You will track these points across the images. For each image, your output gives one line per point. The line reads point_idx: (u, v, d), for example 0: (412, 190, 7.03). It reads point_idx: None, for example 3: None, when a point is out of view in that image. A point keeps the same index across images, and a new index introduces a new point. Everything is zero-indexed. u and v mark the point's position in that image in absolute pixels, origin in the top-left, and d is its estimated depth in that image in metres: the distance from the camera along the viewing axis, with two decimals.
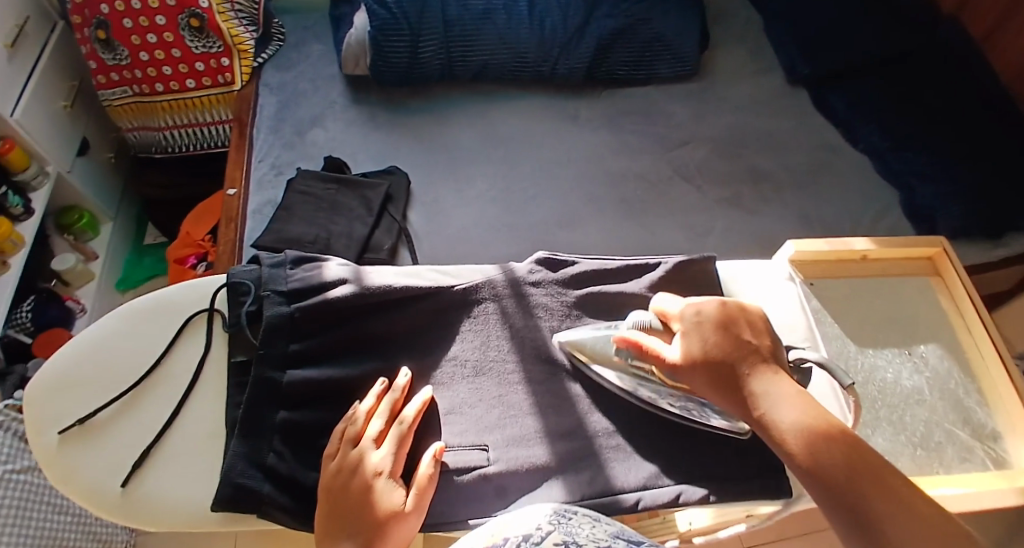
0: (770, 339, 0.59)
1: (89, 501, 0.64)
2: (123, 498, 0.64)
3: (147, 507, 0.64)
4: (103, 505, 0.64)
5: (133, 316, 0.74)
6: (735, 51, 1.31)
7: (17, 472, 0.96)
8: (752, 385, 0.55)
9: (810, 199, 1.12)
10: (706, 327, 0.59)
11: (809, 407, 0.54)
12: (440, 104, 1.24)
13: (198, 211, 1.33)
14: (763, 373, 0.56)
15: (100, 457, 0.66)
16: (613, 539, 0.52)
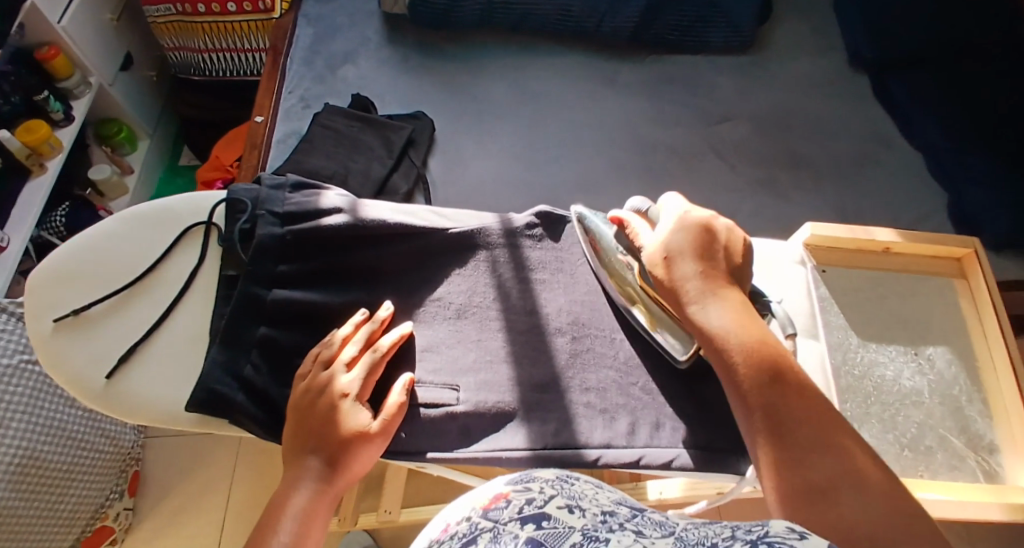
0: (739, 260, 0.59)
1: (75, 388, 0.66)
2: (107, 389, 0.66)
3: (128, 400, 0.66)
4: (87, 393, 0.66)
5: (135, 217, 0.75)
6: (795, 27, 1.24)
7: (33, 364, 1.00)
8: (697, 289, 0.56)
9: (849, 190, 1.06)
10: (687, 229, 0.59)
11: (751, 326, 0.55)
12: (477, 52, 1.21)
13: (230, 136, 1.34)
14: (713, 283, 0.57)
15: (90, 348, 0.68)
16: (616, 506, 0.47)
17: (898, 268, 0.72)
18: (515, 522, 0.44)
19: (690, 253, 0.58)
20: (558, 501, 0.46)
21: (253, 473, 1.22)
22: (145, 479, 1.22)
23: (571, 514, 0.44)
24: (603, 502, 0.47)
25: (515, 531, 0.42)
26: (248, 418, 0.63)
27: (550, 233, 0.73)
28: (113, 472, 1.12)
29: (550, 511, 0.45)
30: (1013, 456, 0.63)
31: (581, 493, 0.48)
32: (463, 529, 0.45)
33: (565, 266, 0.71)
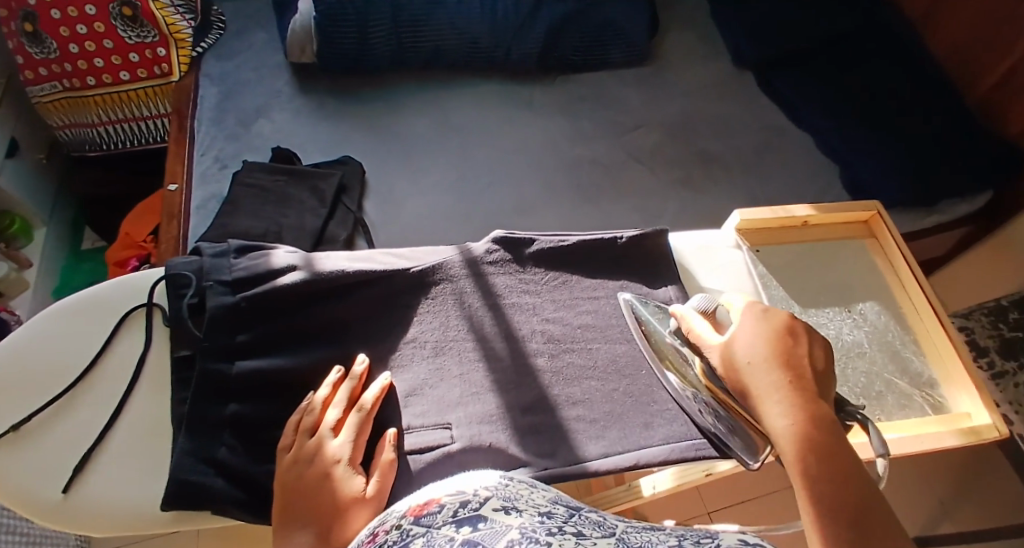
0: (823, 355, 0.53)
1: (28, 512, 0.57)
2: (65, 506, 0.58)
3: (90, 517, 0.58)
4: (42, 517, 0.57)
5: (67, 308, 0.66)
6: (683, 37, 1.35)
7: None
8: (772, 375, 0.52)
9: (755, 177, 1.16)
10: (761, 328, 0.53)
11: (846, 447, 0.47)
12: (392, 93, 1.25)
13: (138, 210, 1.27)
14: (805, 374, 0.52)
15: (33, 467, 0.59)
16: (553, 505, 0.56)
17: (819, 238, 0.80)
18: (448, 525, 0.49)
19: (767, 351, 0.51)
20: (493, 504, 0.52)
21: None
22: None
23: (506, 514, 0.51)
24: (538, 501, 0.56)
25: (452, 534, 0.48)
26: (230, 504, 0.57)
27: (512, 255, 0.75)
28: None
29: (485, 514, 0.50)
30: (951, 387, 0.72)
31: (516, 495, 0.56)
32: (397, 535, 0.50)
33: (532, 286, 0.73)
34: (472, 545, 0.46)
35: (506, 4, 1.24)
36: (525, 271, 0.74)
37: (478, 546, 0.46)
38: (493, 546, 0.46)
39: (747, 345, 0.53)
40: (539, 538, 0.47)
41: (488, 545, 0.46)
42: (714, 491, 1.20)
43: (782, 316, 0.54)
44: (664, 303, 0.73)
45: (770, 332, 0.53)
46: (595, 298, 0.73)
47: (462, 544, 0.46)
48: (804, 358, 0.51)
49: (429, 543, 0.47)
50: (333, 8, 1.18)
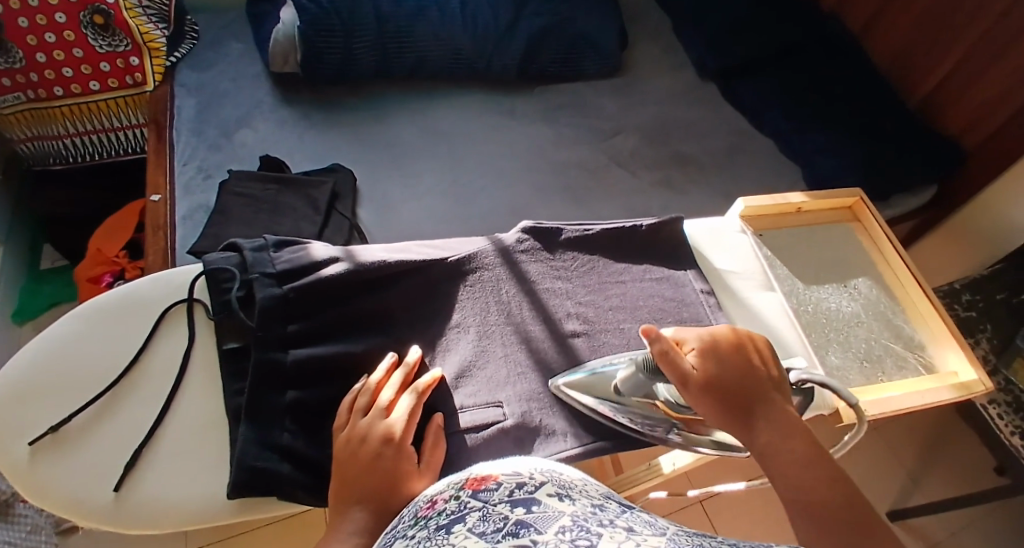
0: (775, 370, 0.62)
1: (79, 513, 0.57)
2: (118, 503, 0.58)
3: (146, 511, 0.58)
4: (94, 514, 0.57)
5: (100, 309, 0.67)
6: (651, 50, 1.42)
7: None
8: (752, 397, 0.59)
9: (729, 177, 1.23)
10: (721, 349, 0.61)
11: (807, 441, 0.56)
12: (376, 102, 1.25)
13: (109, 225, 1.22)
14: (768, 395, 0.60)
15: (82, 467, 0.59)
16: (606, 497, 0.49)
17: (811, 223, 0.87)
18: (504, 504, 0.43)
19: (733, 371, 0.60)
20: (548, 489, 0.47)
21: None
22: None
23: (562, 500, 0.44)
24: (592, 492, 0.49)
25: (506, 513, 0.42)
26: (298, 487, 0.59)
27: (541, 244, 0.78)
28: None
29: (539, 497, 0.44)
30: (938, 348, 0.79)
31: (571, 483, 0.49)
32: (451, 507, 0.44)
33: (563, 272, 0.77)
34: (526, 527, 0.40)
35: (486, 16, 1.27)
36: (554, 258, 0.78)
37: (532, 530, 0.40)
38: (545, 530, 0.39)
39: (715, 363, 0.60)
40: (591, 528, 0.40)
41: (541, 529, 0.40)
42: (705, 477, 1.23)
43: (728, 333, 0.63)
44: (684, 285, 0.78)
45: (727, 351, 0.61)
46: (622, 282, 0.77)
47: (514, 524, 0.40)
48: (758, 371, 0.61)
49: (482, 520, 0.41)
50: (316, 16, 1.17)
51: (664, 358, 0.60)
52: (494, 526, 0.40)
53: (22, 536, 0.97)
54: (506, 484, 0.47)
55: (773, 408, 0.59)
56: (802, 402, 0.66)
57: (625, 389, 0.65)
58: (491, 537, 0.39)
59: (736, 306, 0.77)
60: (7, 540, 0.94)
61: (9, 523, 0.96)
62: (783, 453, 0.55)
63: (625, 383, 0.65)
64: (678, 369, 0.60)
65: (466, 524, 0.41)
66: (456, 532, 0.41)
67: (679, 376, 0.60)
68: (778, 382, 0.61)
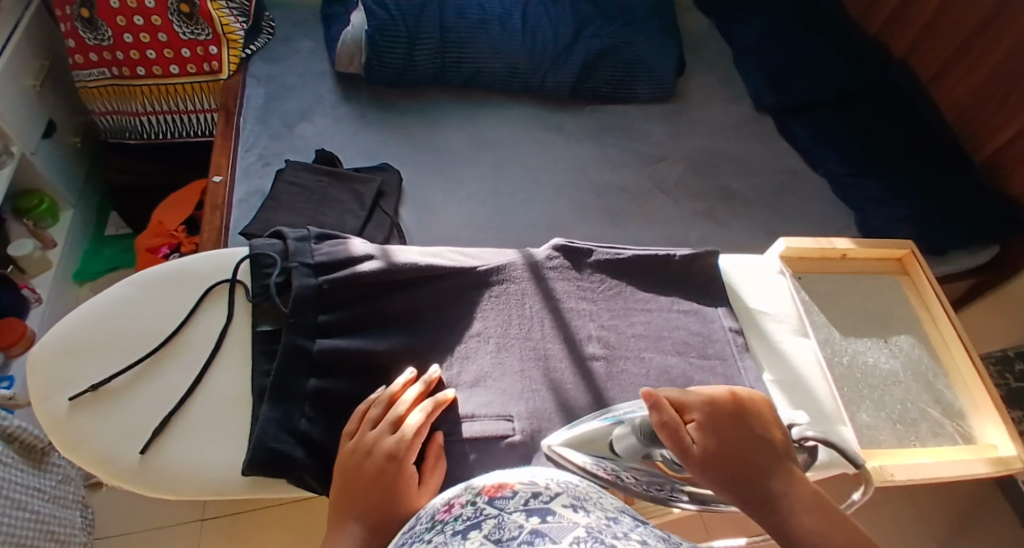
0: (780, 435, 0.59)
1: (105, 466, 0.63)
2: (142, 463, 0.64)
3: (167, 473, 0.63)
4: (120, 470, 0.63)
5: (150, 281, 0.73)
6: (709, 78, 1.38)
7: None
8: (760, 473, 0.55)
9: (776, 216, 1.19)
10: (719, 416, 0.58)
11: (820, 511, 0.53)
12: (430, 106, 1.26)
13: (173, 199, 1.28)
14: (775, 470, 0.55)
15: (118, 424, 0.65)
16: (621, 511, 0.48)
17: (853, 272, 0.85)
18: (520, 513, 0.44)
19: (735, 441, 0.56)
20: (563, 499, 0.47)
21: None
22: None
23: (577, 511, 0.44)
24: (608, 505, 0.49)
25: (521, 521, 0.42)
26: (307, 473, 0.62)
27: (572, 263, 0.78)
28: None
29: (555, 507, 0.45)
30: (978, 418, 0.76)
31: (587, 495, 0.49)
32: (467, 513, 0.45)
33: (590, 293, 0.77)
34: (540, 536, 0.41)
35: (546, 33, 1.27)
36: (584, 279, 0.78)
37: (547, 539, 0.40)
38: (558, 539, 0.40)
39: (715, 438, 0.56)
40: (605, 539, 0.40)
41: (554, 539, 0.40)
42: (718, 518, 1.20)
43: (725, 391, 0.60)
44: (712, 321, 0.77)
45: (727, 419, 0.57)
46: (648, 310, 0.77)
47: (529, 533, 0.41)
48: (762, 440, 0.57)
49: (496, 528, 0.42)
50: (383, 22, 1.20)
51: (664, 428, 0.55)
52: (509, 535, 0.41)
53: (52, 484, 1.03)
54: (522, 493, 0.47)
55: (780, 470, 0.55)
56: (805, 460, 0.61)
57: (620, 449, 0.61)
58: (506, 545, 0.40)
59: (766, 348, 0.76)
60: (37, 485, 1.00)
61: (42, 470, 1.02)
62: (800, 527, 0.52)
63: (619, 442, 0.61)
64: (677, 441, 0.55)
65: (481, 531, 0.42)
66: (473, 538, 0.41)
67: (677, 448, 0.55)
68: (783, 447, 0.58)
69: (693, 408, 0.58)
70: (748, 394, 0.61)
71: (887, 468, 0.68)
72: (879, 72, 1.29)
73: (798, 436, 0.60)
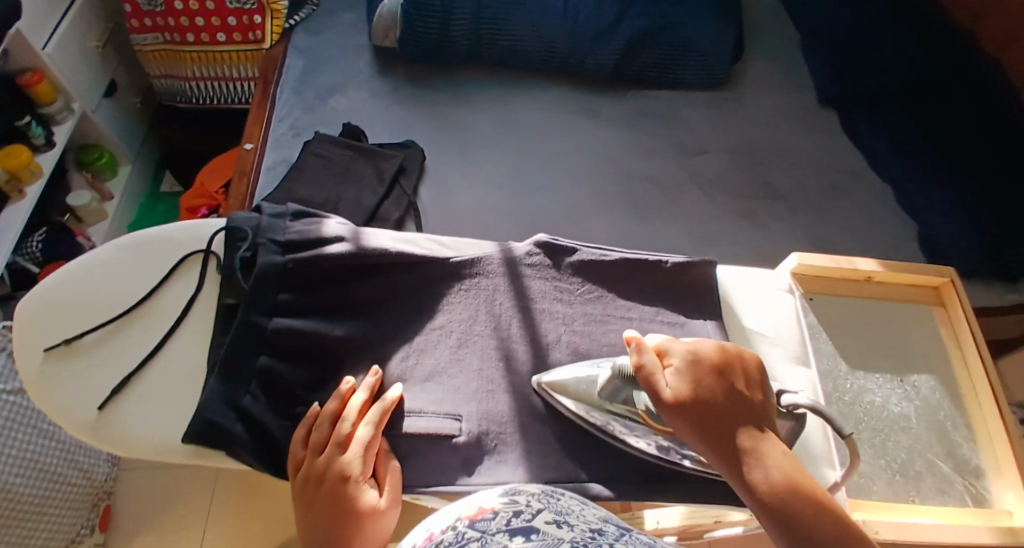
0: (761, 393, 0.57)
1: (63, 420, 0.65)
2: (99, 419, 0.65)
3: (120, 432, 0.64)
4: (79, 423, 0.65)
5: (131, 245, 0.74)
6: (769, 65, 1.26)
7: (10, 393, 0.98)
8: (740, 435, 0.53)
9: (824, 221, 1.07)
10: (701, 365, 0.56)
11: (786, 461, 0.52)
12: (463, 84, 1.23)
13: (215, 163, 1.33)
14: (755, 433, 0.54)
15: (84, 379, 0.67)
16: (604, 521, 0.45)
17: (878, 297, 0.75)
18: (503, 533, 0.41)
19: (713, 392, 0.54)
20: (545, 516, 0.44)
21: (237, 497, 1.19)
22: (121, 511, 1.19)
23: (560, 528, 0.42)
24: (589, 517, 0.45)
25: (505, 542, 0.39)
26: (243, 450, 0.62)
27: (552, 262, 0.74)
28: (88, 504, 1.09)
29: (537, 525, 0.42)
30: (998, 481, 0.66)
31: (567, 509, 0.46)
32: (448, 537, 0.42)
33: (567, 295, 0.72)
34: None
35: (590, 10, 1.20)
36: (563, 279, 0.73)
37: None
38: None
39: (693, 384, 0.55)
40: None
41: None
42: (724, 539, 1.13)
43: (711, 344, 0.58)
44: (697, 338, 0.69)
45: (709, 369, 0.56)
46: (627, 319, 0.71)
47: None
48: (743, 398, 0.55)
49: None
50: None
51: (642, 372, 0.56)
52: None
53: None
54: (502, 513, 0.44)
55: (758, 429, 0.54)
56: (791, 427, 0.59)
57: (606, 396, 0.62)
58: None
59: None
60: None
61: None
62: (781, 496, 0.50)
63: (604, 388, 0.62)
64: (653, 387, 0.55)
65: None
66: None
67: (653, 394, 0.55)
68: (761, 407, 0.56)
69: (672, 356, 0.57)
70: (736, 348, 0.59)
71: (871, 524, 0.60)
72: (965, 69, 1.14)
73: (789, 403, 0.58)
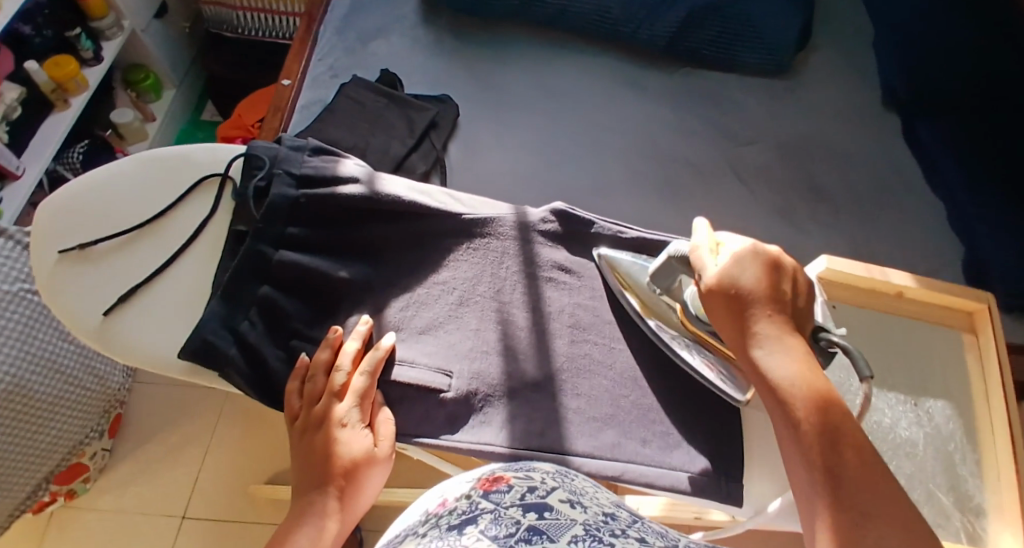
0: (805, 303, 0.54)
1: (70, 321, 0.65)
2: (103, 325, 0.65)
3: (121, 341, 0.65)
4: (84, 326, 0.65)
5: (153, 160, 0.74)
6: (831, 59, 1.20)
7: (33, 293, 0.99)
8: (773, 328, 0.51)
9: (865, 229, 1.02)
10: (755, 258, 0.53)
11: (809, 363, 0.50)
12: (509, 43, 1.20)
13: (254, 96, 1.33)
14: (788, 330, 0.51)
15: (93, 285, 0.67)
16: (618, 507, 0.43)
17: (906, 314, 0.71)
18: (516, 508, 0.38)
19: (756, 281, 0.52)
20: (559, 495, 0.41)
21: (241, 424, 1.22)
22: (132, 420, 1.22)
23: (574, 508, 0.39)
24: (604, 502, 0.43)
25: (517, 516, 0.37)
26: (236, 374, 0.62)
27: (565, 233, 0.72)
28: (99, 411, 1.10)
29: (551, 503, 0.39)
30: (999, 525, 0.62)
31: (583, 491, 0.44)
32: (462, 506, 0.40)
33: (574, 267, 0.70)
34: (538, 532, 0.35)
35: None
36: (573, 251, 0.71)
37: (545, 536, 0.34)
38: (557, 537, 0.34)
39: (740, 271, 0.53)
40: (604, 537, 0.35)
41: (553, 536, 0.34)
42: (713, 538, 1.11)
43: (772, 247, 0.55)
44: None
45: (762, 264, 0.53)
46: None
47: (527, 529, 0.35)
48: (788, 300, 0.53)
49: (493, 522, 0.36)
50: None
51: None
52: (507, 529, 0.35)
53: None
54: (518, 487, 0.42)
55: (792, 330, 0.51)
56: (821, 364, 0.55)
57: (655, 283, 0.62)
58: (503, 540, 0.34)
59: None
60: None
61: None
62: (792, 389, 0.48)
63: (655, 275, 0.62)
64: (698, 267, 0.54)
65: (477, 524, 0.36)
66: (467, 531, 0.36)
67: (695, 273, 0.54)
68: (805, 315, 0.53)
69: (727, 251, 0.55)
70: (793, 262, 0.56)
71: None
72: None
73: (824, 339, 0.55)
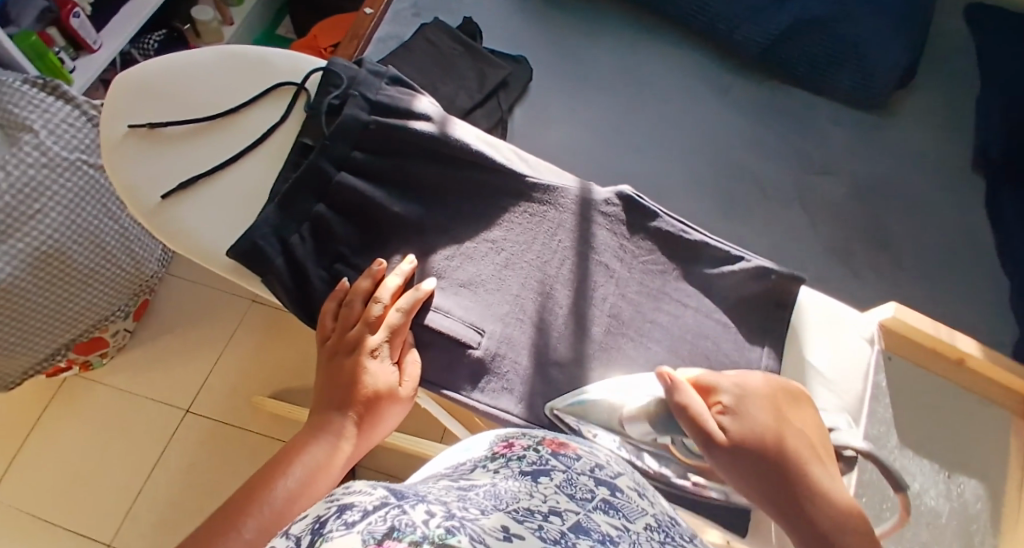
0: (814, 434, 0.53)
1: (128, 198, 0.65)
2: (158, 208, 0.65)
3: (173, 228, 0.64)
4: (140, 205, 0.65)
5: (235, 56, 0.73)
6: (930, 100, 1.13)
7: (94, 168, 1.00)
8: (800, 470, 0.49)
9: (921, 287, 0.98)
10: (753, 399, 0.52)
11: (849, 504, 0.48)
12: (598, 18, 1.16)
13: (335, 19, 1.30)
14: (815, 468, 0.49)
15: (154, 167, 0.66)
16: None
17: (959, 383, 0.69)
18: (588, 477, 0.35)
19: (765, 420, 0.50)
20: (625, 480, 0.38)
21: (257, 338, 1.21)
22: (156, 308, 1.23)
23: (643, 497, 0.36)
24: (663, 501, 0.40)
25: (592, 486, 0.34)
26: (278, 283, 0.61)
27: (627, 218, 0.69)
28: (129, 292, 1.10)
29: (620, 483, 0.37)
30: None
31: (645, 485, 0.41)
32: (532, 457, 0.37)
33: (629, 256, 0.67)
34: (613, 508, 0.32)
35: None
36: (631, 239, 0.68)
37: (621, 514, 0.32)
38: (633, 519, 0.32)
39: (745, 422, 0.50)
40: (677, 538, 0.32)
41: (629, 517, 0.32)
42: None
43: (761, 380, 0.54)
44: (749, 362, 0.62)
45: (763, 401, 0.52)
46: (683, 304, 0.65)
47: (602, 500, 0.32)
48: (799, 435, 0.51)
49: (568, 483, 0.34)
50: None
51: (687, 412, 0.50)
52: (582, 493, 0.32)
53: None
54: (586, 459, 0.39)
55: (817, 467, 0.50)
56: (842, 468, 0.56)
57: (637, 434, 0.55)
58: (581, 502, 0.31)
59: None
60: None
61: None
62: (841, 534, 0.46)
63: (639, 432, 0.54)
64: (702, 429, 0.50)
65: (551, 479, 0.34)
66: (540, 482, 0.33)
67: (702, 434, 0.50)
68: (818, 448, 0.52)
69: (721, 385, 0.53)
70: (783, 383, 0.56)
71: None
72: None
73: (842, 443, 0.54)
